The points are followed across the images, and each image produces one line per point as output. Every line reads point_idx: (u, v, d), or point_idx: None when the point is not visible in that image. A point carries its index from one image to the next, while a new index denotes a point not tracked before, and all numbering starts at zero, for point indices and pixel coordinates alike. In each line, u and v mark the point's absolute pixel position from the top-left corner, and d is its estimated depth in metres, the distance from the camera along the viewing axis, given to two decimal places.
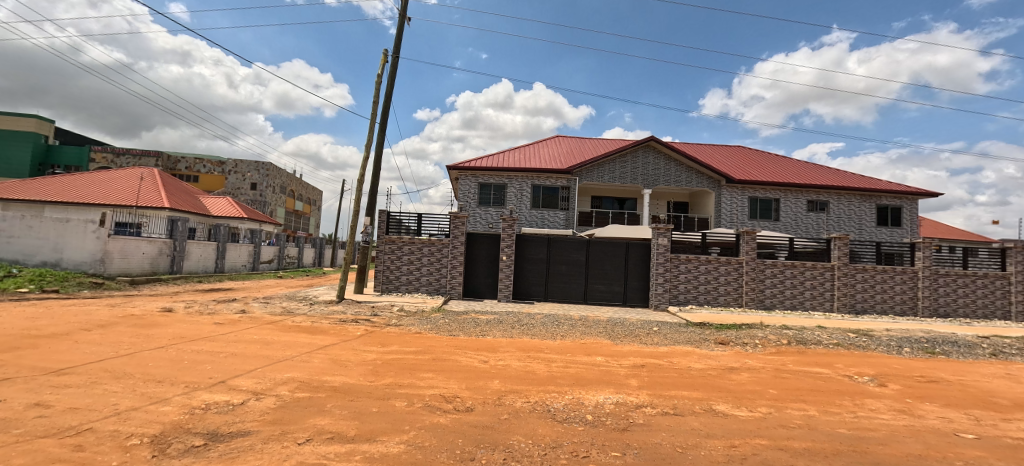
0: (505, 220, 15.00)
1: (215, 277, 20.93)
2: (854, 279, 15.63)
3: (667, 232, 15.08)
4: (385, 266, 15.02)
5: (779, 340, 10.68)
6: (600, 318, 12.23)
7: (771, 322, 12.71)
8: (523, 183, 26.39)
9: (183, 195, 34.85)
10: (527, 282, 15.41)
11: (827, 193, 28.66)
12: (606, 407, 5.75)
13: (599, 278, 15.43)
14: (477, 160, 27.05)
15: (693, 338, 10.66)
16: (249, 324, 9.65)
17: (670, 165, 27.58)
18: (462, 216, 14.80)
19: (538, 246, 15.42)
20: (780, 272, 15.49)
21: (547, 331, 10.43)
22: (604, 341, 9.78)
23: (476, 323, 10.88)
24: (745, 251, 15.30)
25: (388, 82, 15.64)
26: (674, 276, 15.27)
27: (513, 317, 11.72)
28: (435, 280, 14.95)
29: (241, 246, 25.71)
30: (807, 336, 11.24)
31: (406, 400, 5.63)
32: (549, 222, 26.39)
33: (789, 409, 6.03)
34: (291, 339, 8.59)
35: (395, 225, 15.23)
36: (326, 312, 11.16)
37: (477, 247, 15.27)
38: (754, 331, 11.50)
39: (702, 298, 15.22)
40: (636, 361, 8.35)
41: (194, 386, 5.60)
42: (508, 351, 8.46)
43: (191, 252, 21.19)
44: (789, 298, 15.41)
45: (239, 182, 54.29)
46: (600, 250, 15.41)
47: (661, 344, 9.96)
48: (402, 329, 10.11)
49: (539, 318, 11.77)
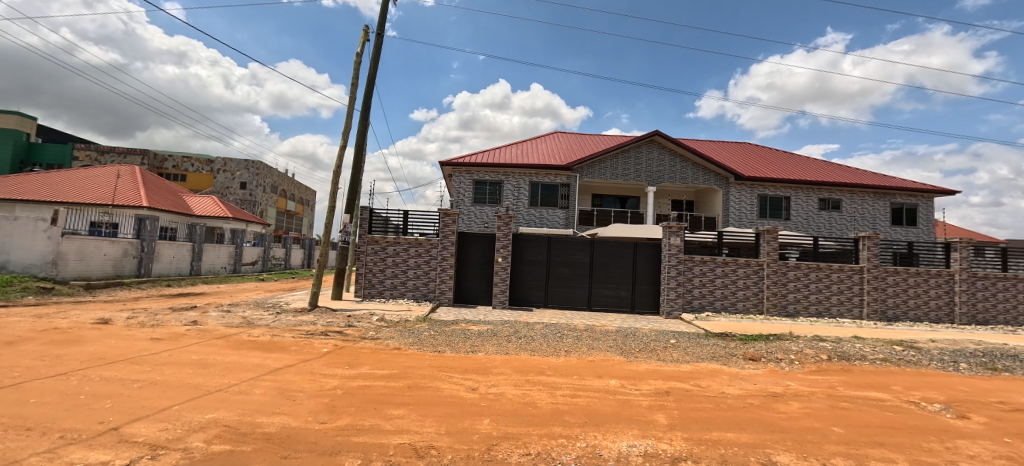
0: (501, 218, 13.52)
1: (188, 281, 19.34)
2: (884, 283, 14.26)
3: (680, 231, 13.61)
4: (367, 269, 13.52)
5: (818, 356, 9.18)
6: (608, 329, 10.74)
7: (801, 332, 11.26)
8: (520, 180, 24.91)
9: (165, 193, 33.21)
10: (525, 286, 13.94)
11: (840, 191, 27.32)
12: (633, 461, 4.26)
13: (604, 282, 13.95)
14: (472, 156, 25.56)
15: (719, 353, 9.18)
16: (194, 339, 8.09)
17: (675, 160, 26.13)
18: (453, 213, 13.32)
19: (537, 247, 13.94)
20: (803, 276, 14.08)
21: (549, 346, 8.93)
22: (617, 359, 8.28)
23: (466, 336, 9.36)
24: (766, 252, 13.87)
25: (371, 65, 14.13)
26: (688, 279, 13.80)
27: (510, 328, 10.20)
28: (423, 285, 13.44)
29: (220, 247, 24.04)
30: (848, 349, 9.80)
31: (362, 455, 4.12)
32: (548, 222, 24.90)
33: (873, 461, 4.57)
34: (238, 359, 7.05)
35: (379, 223, 13.70)
36: (293, 322, 9.63)
37: (470, 248, 13.78)
38: (786, 344, 10.03)
39: (718, 304, 13.79)
40: (659, 386, 6.85)
41: (69, 440, 4.10)
42: (503, 374, 6.94)
43: (162, 253, 19.55)
44: (813, 304, 14.01)
45: (228, 182, 52.38)
46: (606, 251, 13.94)
47: (683, 361, 8.47)
48: (378, 344, 8.60)
49: (539, 328, 10.27)
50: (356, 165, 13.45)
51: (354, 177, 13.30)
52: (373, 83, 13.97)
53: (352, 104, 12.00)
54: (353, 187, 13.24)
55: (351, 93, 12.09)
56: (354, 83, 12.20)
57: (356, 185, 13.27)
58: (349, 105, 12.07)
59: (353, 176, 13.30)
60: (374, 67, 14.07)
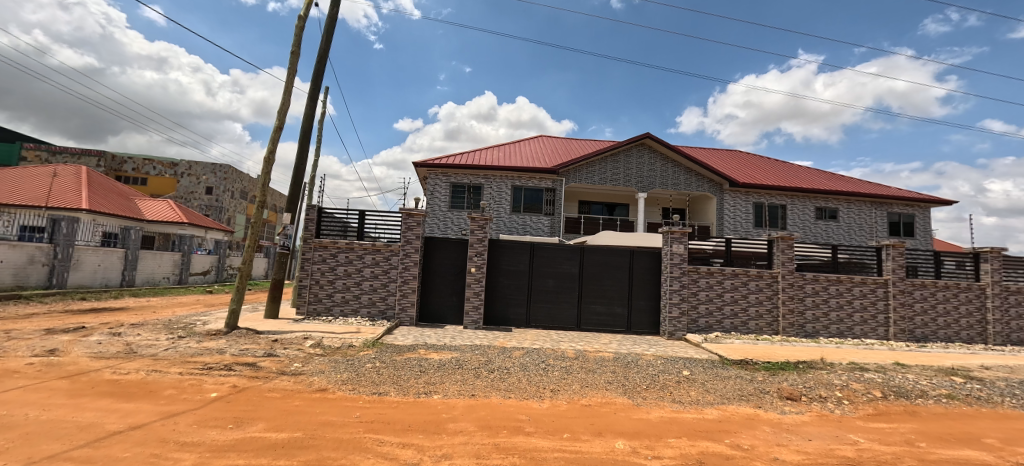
0: (475, 220, 11.40)
1: (112, 293, 16.67)
2: (911, 298, 12.59)
3: (683, 237, 11.71)
4: (312, 281, 11.17)
5: (869, 393, 7.26)
6: (603, 356, 8.63)
7: (833, 358, 9.37)
8: (501, 184, 22.93)
9: (113, 196, 30.04)
10: (503, 302, 11.80)
11: (837, 200, 26.03)
12: None
13: (596, 297, 11.92)
14: (449, 157, 23.45)
15: (747, 390, 7.15)
16: (25, 380, 5.69)
17: (667, 165, 24.45)
18: (418, 213, 11.17)
19: (518, 255, 11.84)
20: (823, 289, 12.28)
21: (530, 382, 6.78)
22: (620, 403, 6.17)
23: (421, 369, 7.07)
24: (780, 262, 12.07)
25: (324, 39, 12.01)
26: (693, 294, 11.83)
27: (481, 356, 8.01)
28: (380, 300, 11.14)
29: (161, 255, 21.23)
30: (901, 381, 7.89)
31: None
32: (531, 229, 22.87)
33: None
34: (65, 416, 4.72)
35: (329, 226, 11.45)
36: (192, 352, 7.27)
37: (438, 256, 11.62)
38: (824, 375, 8.04)
39: (727, 323, 11.87)
40: (685, 450, 4.77)
41: None
42: (462, 434, 4.79)
43: (83, 260, 16.82)
44: (834, 323, 12.22)
45: (193, 186, 49.18)
46: (597, 260, 11.96)
47: (705, 404, 6.42)
48: (298, 382, 6.34)
49: (517, 357, 8.09)
50: (300, 154, 11.13)
51: (297, 169, 10.99)
52: (325, 59, 11.87)
53: (291, 77, 9.82)
54: (296, 181, 10.93)
55: (291, 64, 9.91)
56: (294, 53, 10.02)
57: (300, 179, 10.96)
58: (288, 79, 9.85)
59: (297, 167, 11.00)
60: (326, 41, 11.97)
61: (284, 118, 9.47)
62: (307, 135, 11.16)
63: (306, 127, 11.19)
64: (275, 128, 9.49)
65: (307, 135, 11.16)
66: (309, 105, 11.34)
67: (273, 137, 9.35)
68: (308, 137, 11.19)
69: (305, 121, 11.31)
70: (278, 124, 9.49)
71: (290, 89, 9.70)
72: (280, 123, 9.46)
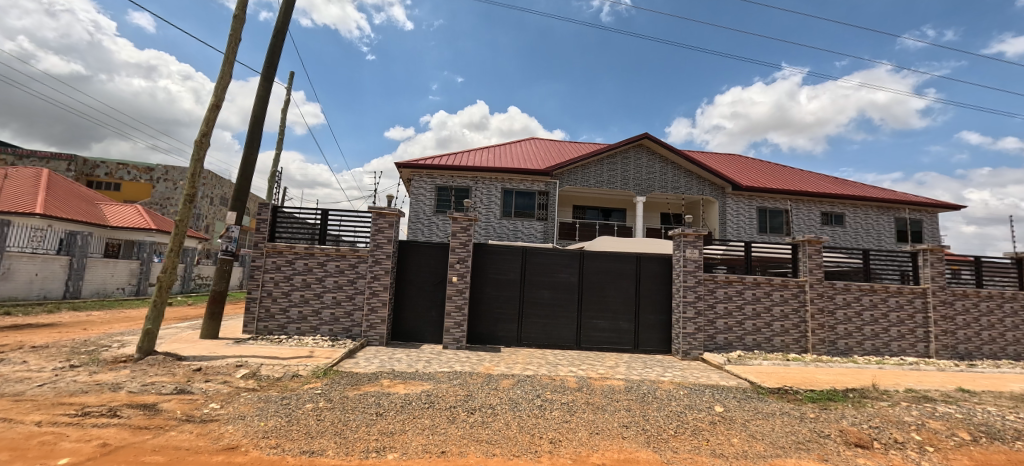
0: (457, 221, 9.76)
1: (47, 306, 14.67)
2: (952, 310, 11.18)
3: (697, 241, 10.17)
4: (264, 293, 9.39)
5: (957, 436, 5.68)
6: (615, 386, 6.92)
7: (886, 384, 7.80)
8: (491, 186, 21.38)
9: (74, 200, 27.83)
10: (490, 318, 10.12)
11: (844, 204, 24.80)
12: None
13: (599, 310, 10.31)
14: (434, 158, 21.84)
15: (802, 435, 5.53)
16: None
17: (667, 166, 23.02)
18: (390, 213, 9.53)
19: (507, 262, 10.22)
20: (856, 301, 10.79)
21: (522, 428, 5.08)
22: (645, 460, 4.51)
23: (379, 409, 5.36)
24: (808, 269, 10.59)
25: (284, 12, 10.42)
26: (709, 306, 10.25)
27: (460, 390, 6.27)
28: (345, 316, 9.38)
29: (115, 264, 19.19)
30: (987, 417, 6.32)
31: None
32: (523, 234, 21.27)
33: None
34: None
35: (287, 228, 9.72)
36: (73, 391, 5.47)
37: (414, 263, 9.97)
38: (889, 410, 6.45)
39: (750, 340, 10.31)
40: None
41: None
42: None
43: (15, 269, 14.80)
44: (868, 340, 10.74)
45: (170, 192, 46.58)
46: (599, 267, 10.39)
47: (756, 458, 4.78)
48: (201, 436, 4.57)
49: (508, 390, 6.37)
50: (250, 143, 9.36)
51: (246, 160, 9.26)
52: (283, 35, 10.24)
53: (234, 47, 8.16)
54: (245, 175, 9.19)
55: (236, 30, 8.26)
56: (239, 18, 8.38)
57: (249, 172, 9.21)
58: (230, 49, 8.15)
59: (246, 159, 9.26)
60: (285, 15, 10.37)
61: (221, 94, 7.74)
62: (258, 120, 9.44)
63: (258, 111, 9.48)
64: (211, 105, 7.74)
65: (258, 120, 9.45)
66: (262, 86, 9.63)
67: (206, 116, 7.60)
68: (259, 123, 9.47)
69: (257, 104, 9.59)
70: (215, 101, 7.78)
71: (232, 59, 8.03)
72: (216, 99, 7.74)
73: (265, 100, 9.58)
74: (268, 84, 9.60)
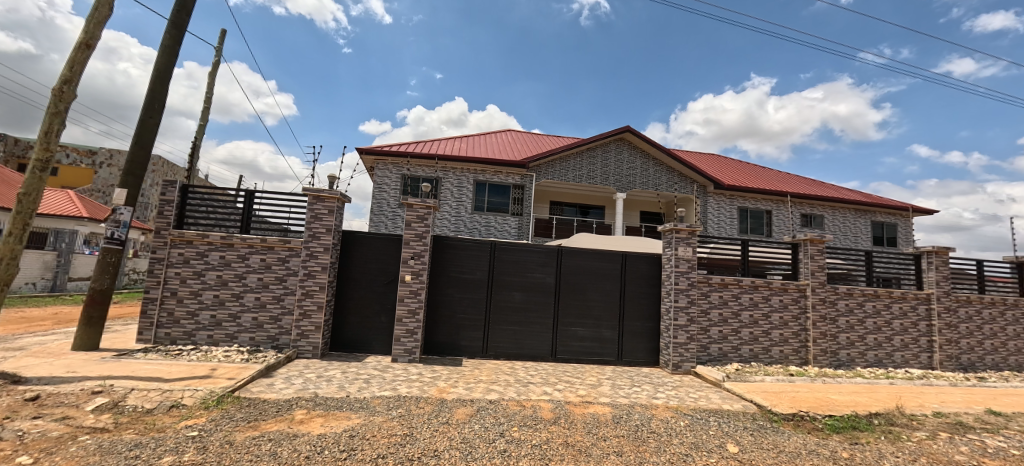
0: (414, 208, 8.14)
1: None
2: (956, 319, 10.32)
3: (691, 238, 8.88)
4: (168, 293, 7.57)
5: None
6: (604, 417, 5.45)
7: (912, 407, 6.66)
8: (462, 178, 19.78)
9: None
10: (451, 324, 8.57)
11: (823, 206, 24.30)
12: None
13: (578, 316, 8.92)
14: (401, 146, 20.06)
15: None
16: None
17: (648, 161, 21.91)
18: (330, 196, 7.84)
19: (471, 260, 8.69)
20: (859, 306, 9.76)
21: None
22: None
23: (270, 463, 3.72)
24: (809, 271, 9.50)
25: None
26: (702, 313, 9.02)
27: (398, 426, 4.69)
28: (270, 323, 7.66)
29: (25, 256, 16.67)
30: None
31: None
32: (496, 230, 19.73)
33: None
34: None
35: (201, 212, 7.92)
36: None
37: (360, 257, 8.33)
38: (932, 446, 5.25)
39: (745, 351, 9.12)
40: None
41: None
42: None
43: None
44: (870, 350, 9.73)
45: (114, 178, 42.06)
46: (579, 267, 9.00)
47: None
48: None
49: (463, 426, 4.80)
50: (150, 104, 7.42)
51: (144, 125, 7.37)
52: None
53: None
54: (142, 145, 7.30)
55: None
56: None
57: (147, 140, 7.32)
58: None
59: (144, 124, 7.36)
60: None
61: (94, 31, 5.87)
62: (161, 76, 7.50)
63: (162, 65, 7.57)
64: (81, 45, 5.86)
65: (162, 75, 7.52)
66: (169, 35, 7.69)
67: (72, 57, 5.73)
68: (163, 80, 7.54)
69: (162, 57, 7.66)
70: (86, 39, 5.92)
71: None
72: (88, 37, 5.88)
73: (173, 53, 7.66)
74: (177, 33, 7.68)
